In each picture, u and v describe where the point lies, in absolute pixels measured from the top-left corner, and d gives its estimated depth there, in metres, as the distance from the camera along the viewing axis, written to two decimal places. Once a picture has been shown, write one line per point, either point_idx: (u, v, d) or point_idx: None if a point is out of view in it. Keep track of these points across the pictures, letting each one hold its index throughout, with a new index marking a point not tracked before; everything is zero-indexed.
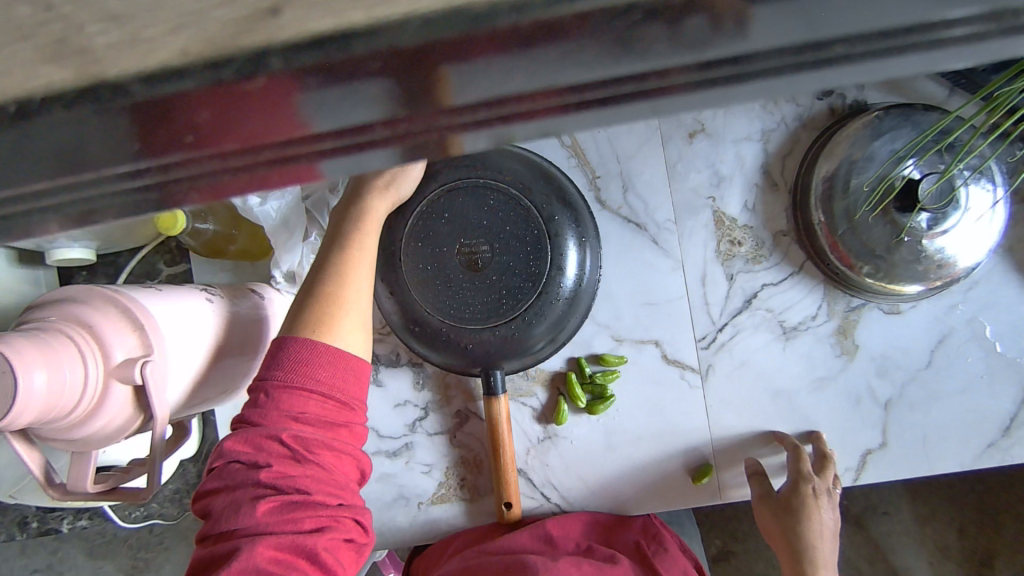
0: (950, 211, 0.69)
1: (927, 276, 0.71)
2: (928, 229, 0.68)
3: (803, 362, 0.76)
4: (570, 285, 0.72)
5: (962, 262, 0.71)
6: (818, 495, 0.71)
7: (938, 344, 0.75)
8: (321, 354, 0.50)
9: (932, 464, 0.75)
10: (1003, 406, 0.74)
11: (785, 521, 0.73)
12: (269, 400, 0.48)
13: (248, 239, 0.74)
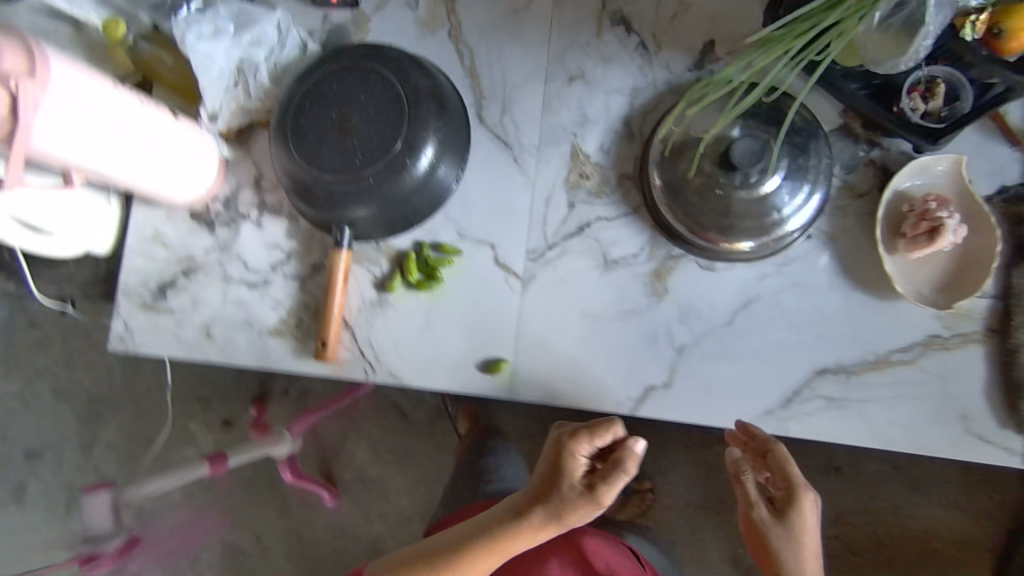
0: (768, 173, 0.75)
1: (736, 233, 0.77)
2: (740, 184, 0.75)
3: (613, 291, 0.83)
4: (422, 167, 0.82)
5: (773, 228, 0.77)
6: (812, 515, 0.72)
7: (742, 307, 0.80)
8: None
9: (709, 416, 0.79)
10: (789, 378, 0.78)
11: (765, 536, 0.73)
12: None
13: (181, 76, 0.91)
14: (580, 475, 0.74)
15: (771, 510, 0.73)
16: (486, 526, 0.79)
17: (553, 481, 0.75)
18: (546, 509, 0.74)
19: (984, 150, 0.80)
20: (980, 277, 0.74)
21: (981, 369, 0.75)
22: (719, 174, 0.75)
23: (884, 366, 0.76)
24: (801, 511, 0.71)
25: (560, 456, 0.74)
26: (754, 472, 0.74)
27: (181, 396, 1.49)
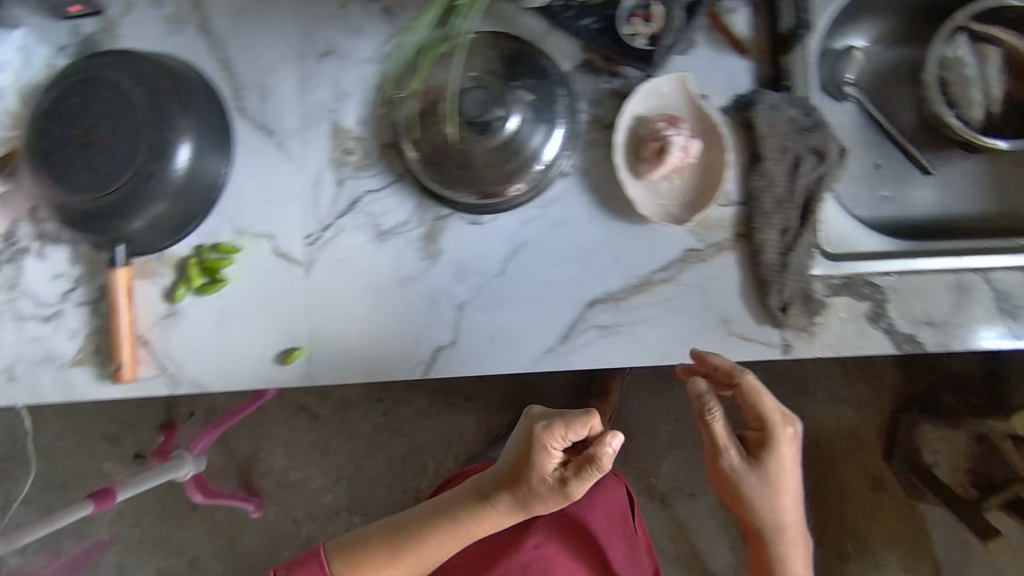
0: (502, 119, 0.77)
1: (486, 185, 0.80)
2: (481, 134, 0.77)
3: (391, 261, 0.83)
4: (178, 170, 0.81)
5: (517, 175, 0.79)
6: (789, 452, 0.72)
7: (512, 254, 0.81)
8: None
9: (495, 364, 0.81)
10: (563, 315, 0.80)
11: (737, 480, 0.74)
12: None
13: None
14: (555, 466, 0.73)
15: (747, 450, 0.74)
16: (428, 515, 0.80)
17: (522, 470, 0.74)
18: (510, 501, 0.76)
19: (718, 64, 0.79)
20: (709, 194, 0.77)
21: (735, 273, 0.78)
22: (458, 127, 0.77)
23: (648, 287, 0.79)
24: (781, 446, 0.72)
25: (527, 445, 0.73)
26: (719, 396, 0.74)
27: (91, 433, 1.50)
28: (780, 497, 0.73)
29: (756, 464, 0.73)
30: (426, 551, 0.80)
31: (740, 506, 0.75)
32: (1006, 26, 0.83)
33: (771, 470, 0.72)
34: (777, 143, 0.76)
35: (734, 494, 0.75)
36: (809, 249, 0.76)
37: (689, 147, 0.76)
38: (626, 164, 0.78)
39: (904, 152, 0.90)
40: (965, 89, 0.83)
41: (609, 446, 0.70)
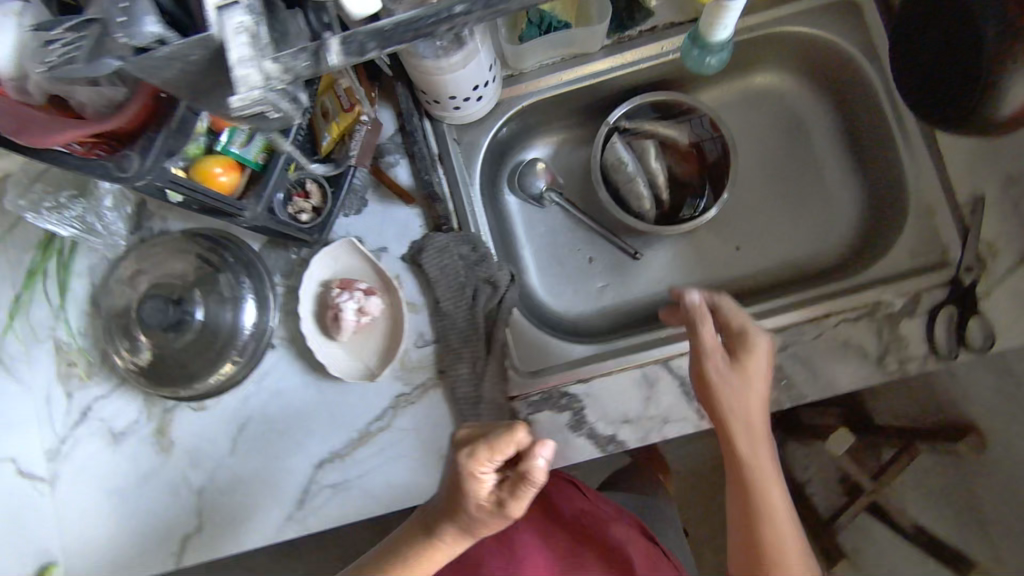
0: (197, 311, 0.80)
1: (204, 372, 0.82)
2: (187, 324, 0.80)
3: (129, 462, 0.85)
4: None
5: (233, 354, 0.82)
6: (761, 346, 0.67)
7: (239, 432, 0.84)
8: None
9: (243, 541, 0.82)
10: (296, 481, 0.82)
11: (716, 391, 0.67)
12: None
13: None
14: (489, 487, 0.61)
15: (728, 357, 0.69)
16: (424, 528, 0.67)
17: (456, 501, 0.63)
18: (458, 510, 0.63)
19: (390, 216, 0.85)
20: (397, 342, 0.81)
21: (444, 408, 0.81)
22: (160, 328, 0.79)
23: (369, 438, 0.82)
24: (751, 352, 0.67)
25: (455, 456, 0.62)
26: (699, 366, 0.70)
27: None
28: (759, 474, 0.65)
29: (739, 375, 0.66)
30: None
31: (724, 424, 0.67)
32: (663, 118, 0.89)
33: (716, 387, 0.67)
34: (450, 282, 0.81)
35: (714, 406, 0.67)
36: (501, 373, 0.81)
37: (366, 305, 0.80)
38: (317, 328, 0.81)
39: (606, 241, 0.93)
40: (637, 180, 0.88)
41: (538, 458, 0.57)
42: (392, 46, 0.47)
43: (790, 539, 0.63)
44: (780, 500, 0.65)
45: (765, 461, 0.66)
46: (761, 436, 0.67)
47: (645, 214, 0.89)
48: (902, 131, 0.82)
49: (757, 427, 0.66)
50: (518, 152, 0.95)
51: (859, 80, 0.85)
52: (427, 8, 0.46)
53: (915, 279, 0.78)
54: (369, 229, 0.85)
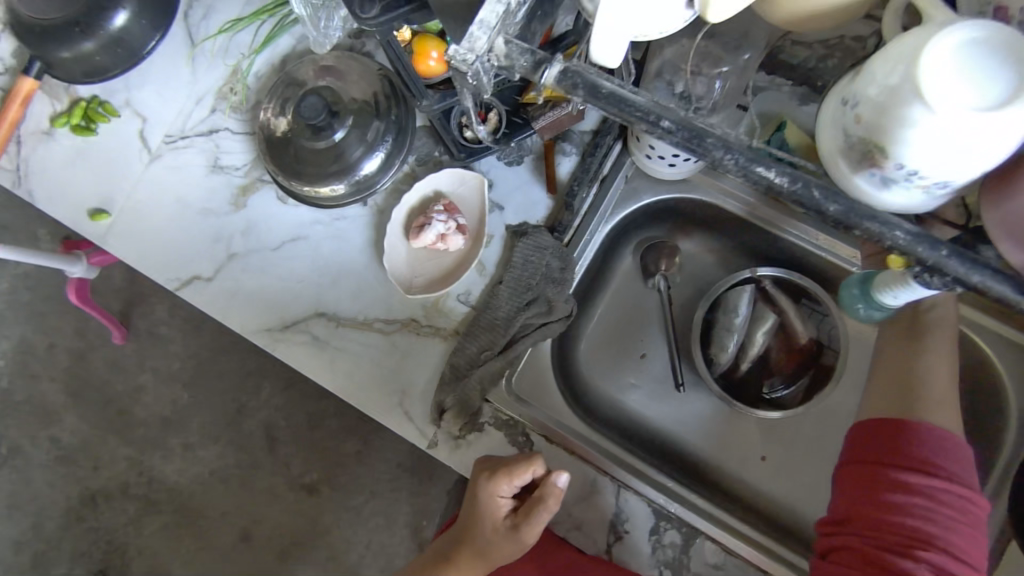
0: (338, 130, 0.87)
1: (304, 180, 0.88)
2: (322, 133, 0.87)
3: (207, 191, 0.95)
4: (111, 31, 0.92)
5: (331, 182, 0.88)
6: (911, 358, 0.67)
7: (290, 240, 0.92)
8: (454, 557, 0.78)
9: (226, 313, 0.91)
10: (296, 309, 0.90)
11: (922, 336, 0.68)
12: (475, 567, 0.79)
13: None
14: (506, 513, 0.75)
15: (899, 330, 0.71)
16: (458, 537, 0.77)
17: (474, 523, 0.75)
18: (489, 495, 0.72)
19: (527, 189, 0.88)
20: (447, 283, 0.85)
21: (434, 359, 0.85)
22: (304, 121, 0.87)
23: (365, 328, 0.88)
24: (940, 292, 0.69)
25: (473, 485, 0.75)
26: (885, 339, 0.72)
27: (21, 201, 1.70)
28: (916, 359, 0.67)
29: (903, 357, 0.68)
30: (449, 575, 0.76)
31: (899, 382, 0.66)
32: (800, 311, 0.90)
33: (906, 369, 0.67)
34: (521, 277, 0.84)
35: (905, 367, 0.67)
36: (494, 374, 0.83)
37: (449, 237, 0.84)
38: (404, 221, 0.87)
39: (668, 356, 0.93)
40: (735, 337, 0.89)
41: (558, 482, 0.70)
42: (594, 106, 0.48)
43: (934, 422, 0.61)
44: (944, 405, 0.63)
45: (938, 376, 0.66)
46: (947, 357, 0.67)
47: (716, 365, 0.89)
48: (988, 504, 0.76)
49: (937, 398, 0.64)
50: (669, 232, 0.96)
51: (992, 432, 0.81)
52: (644, 101, 0.47)
53: None
54: (503, 183, 0.88)
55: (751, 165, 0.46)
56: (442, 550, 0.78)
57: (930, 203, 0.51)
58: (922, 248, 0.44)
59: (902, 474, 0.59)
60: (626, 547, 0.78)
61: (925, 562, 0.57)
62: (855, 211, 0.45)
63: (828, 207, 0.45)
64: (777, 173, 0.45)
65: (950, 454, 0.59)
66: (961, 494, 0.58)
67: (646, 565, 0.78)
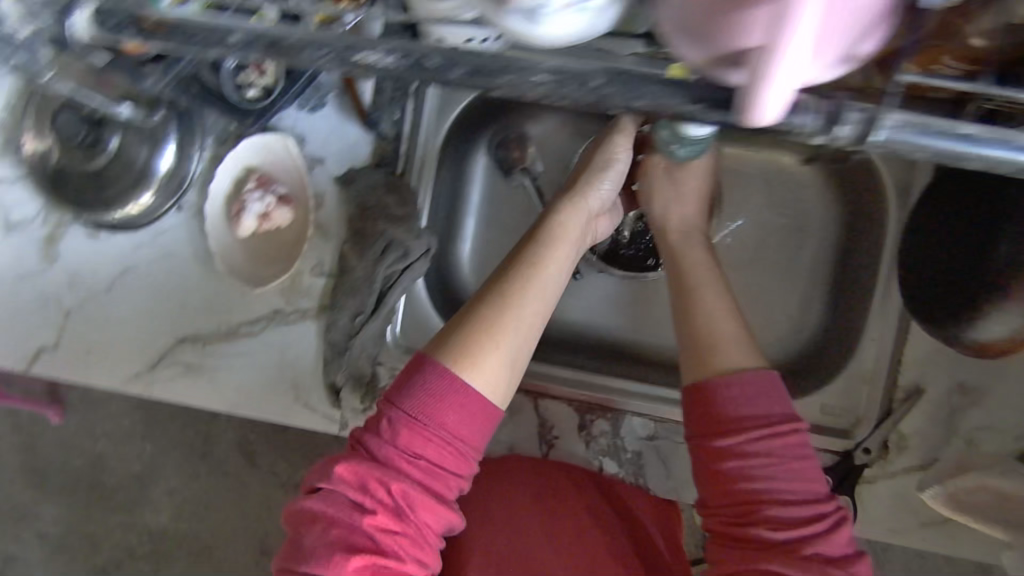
0: (108, 140, 0.76)
1: (101, 205, 0.79)
2: (93, 149, 0.76)
3: (11, 255, 0.84)
4: None
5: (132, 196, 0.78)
6: (699, 315, 0.67)
7: (120, 275, 0.83)
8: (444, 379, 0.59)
9: (88, 374, 0.83)
10: (157, 344, 0.83)
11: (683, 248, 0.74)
12: (392, 429, 0.58)
13: None
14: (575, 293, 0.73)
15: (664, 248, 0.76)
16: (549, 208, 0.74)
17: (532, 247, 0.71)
18: (575, 213, 0.72)
19: (341, 130, 0.79)
20: (293, 259, 0.79)
21: (313, 343, 0.80)
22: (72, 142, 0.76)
23: (233, 337, 0.81)
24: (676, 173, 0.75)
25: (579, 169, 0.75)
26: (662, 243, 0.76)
27: None
28: (697, 289, 0.69)
29: (681, 291, 0.70)
30: (539, 257, 0.68)
31: (691, 335, 0.66)
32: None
33: (683, 294, 0.70)
34: (365, 228, 0.77)
35: (684, 313, 0.68)
36: (377, 335, 0.78)
37: (272, 213, 0.77)
38: (223, 211, 0.78)
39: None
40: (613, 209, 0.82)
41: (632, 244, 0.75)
42: (160, 46, 0.41)
43: (731, 374, 0.61)
44: (730, 342, 0.64)
45: (720, 307, 0.67)
46: (711, 277, 0.70)
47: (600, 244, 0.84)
48: (888, 284, 0.75)
49: (716, 338, 0.65)
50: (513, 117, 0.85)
51: (878, 214, 0.76)
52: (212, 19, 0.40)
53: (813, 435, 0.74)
54: (315, 133, 0.79)
55: (349, 52, 0.39)
56: (481, 296, 0.65)
57: (598, 21, 0.35)
58: (613, 91, 0.37)
59: (726, 441, 0.59)
60: (561, 451, 0.78)
61: (773, 523, 0.56)
62: (486, 68, 0.38)
63: (454, 71, 0.38)
64: (381, 50, 0.39)
65: (761, 444, 0.58)
66: (785, 488, 0.57)
67: (585, 460, 0.78)
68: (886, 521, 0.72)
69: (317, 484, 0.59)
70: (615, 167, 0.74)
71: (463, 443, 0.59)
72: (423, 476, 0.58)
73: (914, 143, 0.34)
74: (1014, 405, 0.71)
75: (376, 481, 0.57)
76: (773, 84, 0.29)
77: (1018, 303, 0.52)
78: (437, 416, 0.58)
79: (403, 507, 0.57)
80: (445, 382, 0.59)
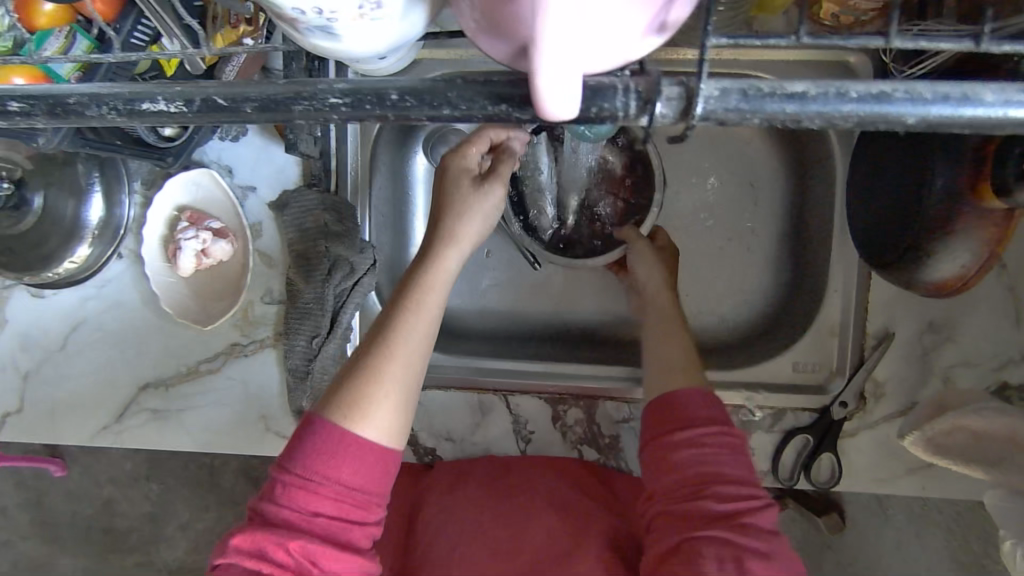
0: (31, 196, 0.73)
1: (32, 266, 0.75)
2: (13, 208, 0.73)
3: None
4: None
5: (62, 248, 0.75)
6: (661, 348, 0.68)
7: (70, 331, 0.81)
8: (332, 438, 0.53)
9: (56, 435, 0.81)
10: (119, 395, 0.80)
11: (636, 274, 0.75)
12: (285, 493, 0.52)
13: None
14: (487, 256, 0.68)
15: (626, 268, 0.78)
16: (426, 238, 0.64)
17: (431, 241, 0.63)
18: (453, 246, 0.63)
19: (267, 155, 0.77)
20: (239, 292, 0.77)
21: (274, 372, 0.78)
22: None
23: (193, 377, 0.79)
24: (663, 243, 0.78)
25: (440, 184, 0.65)
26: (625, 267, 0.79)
27: None
28: (664, 329, 0.70)
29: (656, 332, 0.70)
30: (417, 293, 0.60)
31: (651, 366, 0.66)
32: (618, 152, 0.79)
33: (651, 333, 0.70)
34: (307, 250, 0.75)
35: (652, 353, 0.68)
36: (337, 355, 0.76)
37: (210, 249, 0.74)
38: (160, 255, 0.76)
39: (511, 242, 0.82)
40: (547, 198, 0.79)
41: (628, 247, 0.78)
42: None
43: (677, 389, 0.62)
44: (681, 368, 0.64)
45: (677, 346, 0.67)
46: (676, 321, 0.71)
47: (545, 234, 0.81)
48: (843, 232, 0.72)
49: (672, 363, 0.65)
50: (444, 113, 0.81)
51: (823, 159, 0.74)
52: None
53: (787, 395, 0.73)
54: (241, 163, 0.77)
55: (136, 105, 0.34)
56: (363, 349, 0.58)
57: (408, 23, 0.39)
58: (413, 103, 0.32)
59: (679, 434, 0.59)
60: (539, 445, 0.76)
61: (718, 497, 0.55)
62: (270, 101, 0.32)
63: (244, 108, 0.33)
64: (162, 100, 0.34)
65: (729, 457, 0.57)
66: (742, 477, 0.57)
67: (563, 451, 0.76)
68: (871, 470, 0.71)
69: (215, 559, 0.53)
70: (485, 200, 0.64)
71: (361, 493, 0.53)
72: (327, 528, 0.52)
73: (741, 113, 0.29)
74: (985, 336, 0.70)
75: (275, 545, 0.51)
76: (542, 71, 0.27)
77: (962, 238, 0.51)
78: (329, 475, 0.52)
79: (308, 565, 0.50)
80: (332, 444, 0.53)
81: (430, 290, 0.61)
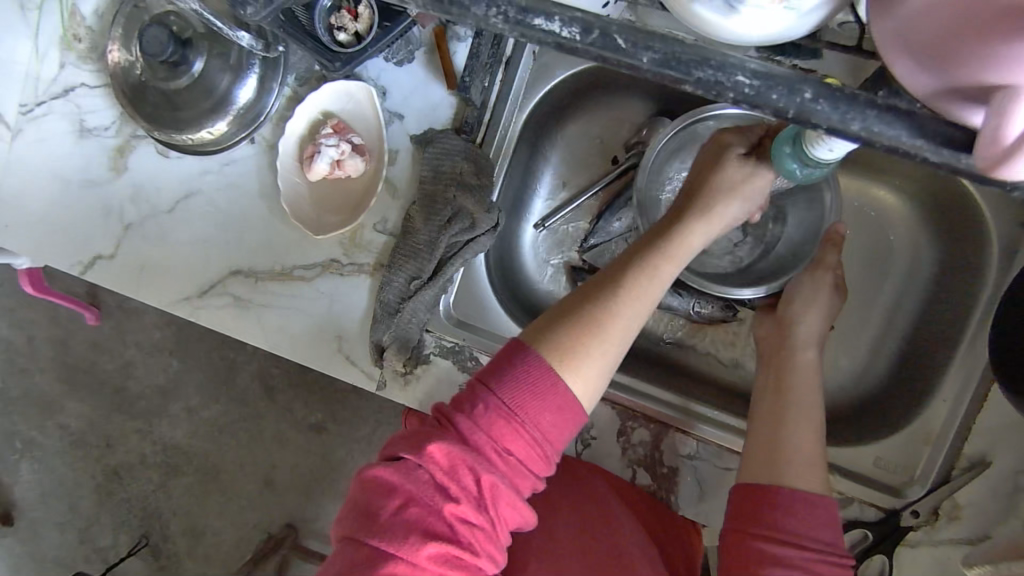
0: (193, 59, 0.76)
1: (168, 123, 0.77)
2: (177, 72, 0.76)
3: (82, 159, 0.83)
4: None
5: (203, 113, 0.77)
6: (808, 427, 0.64)
7: (182, 198, 0.82)
8: (545, 394, 0.53)
9: (139, 291, 0.82)
10: (210, 271, 0.81)
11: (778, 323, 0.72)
12: (484, 419, 0.52)
13: None
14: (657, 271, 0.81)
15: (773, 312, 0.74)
16: (673, 213, 0.66)
17: (653, 242, 0.62)
18: (705, 226, 0.63)
19: (425, 90, 0.76)
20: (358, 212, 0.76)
21: (364, 297, 0.78)
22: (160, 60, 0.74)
23: (286, 279, 0.79)
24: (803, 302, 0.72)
25: (702, 173, 0.66)
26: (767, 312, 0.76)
27: None
28: (799, 411, 0.65)
29: (778, 352, 0.70)
30: (655, 263, 0.61)
31: (766, 447, 0.63)
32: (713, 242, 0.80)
33: (784, 372, 0.68)
34: (433, 190, 0.74)
35: (775, 425, 0.64)
36: (429, 303, 0.76)
37: (345, 161, 0.74)
38: (294, 151, 0.76)
39: None
40: (759, 186, 0.65)
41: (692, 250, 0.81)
42: None
43: (799, 490, 0.59)
44: (817, 462, 0.62)
45: (812, 432, 0.63)
46: (814, 384, 0.67)
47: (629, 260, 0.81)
48: (969, 344, 0.70)
49: (805, 455, 0.62)
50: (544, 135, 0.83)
51: (973, 269, 0.72)
52: None
53: (861, 486, 0.71)
54: (398, 89, 0.77)
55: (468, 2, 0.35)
56: (574, 303, 0.59)
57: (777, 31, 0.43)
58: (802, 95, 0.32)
59: (770, 545, 0.57)
60: (596, 452, 0.75)
61: None
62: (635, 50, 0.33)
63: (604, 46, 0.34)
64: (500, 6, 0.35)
65: (816, 510, 0.58)
66: (808, 535, 0.57)
67: (619, 467, 0.74)
68: None
69: (399, 454, 0.53)
70: (749, 183, 0.64)
71: (550, 447, 0.53)
72: (513, 471, 0.53)
73: None
74: None
75: (467, 468, 0.51)
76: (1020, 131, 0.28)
77: None
78: (530, 421, 0.53)
79: (487, 499, 0.51)
80: (541, 392, 0.53)
81: (666, 260, 0.61)
